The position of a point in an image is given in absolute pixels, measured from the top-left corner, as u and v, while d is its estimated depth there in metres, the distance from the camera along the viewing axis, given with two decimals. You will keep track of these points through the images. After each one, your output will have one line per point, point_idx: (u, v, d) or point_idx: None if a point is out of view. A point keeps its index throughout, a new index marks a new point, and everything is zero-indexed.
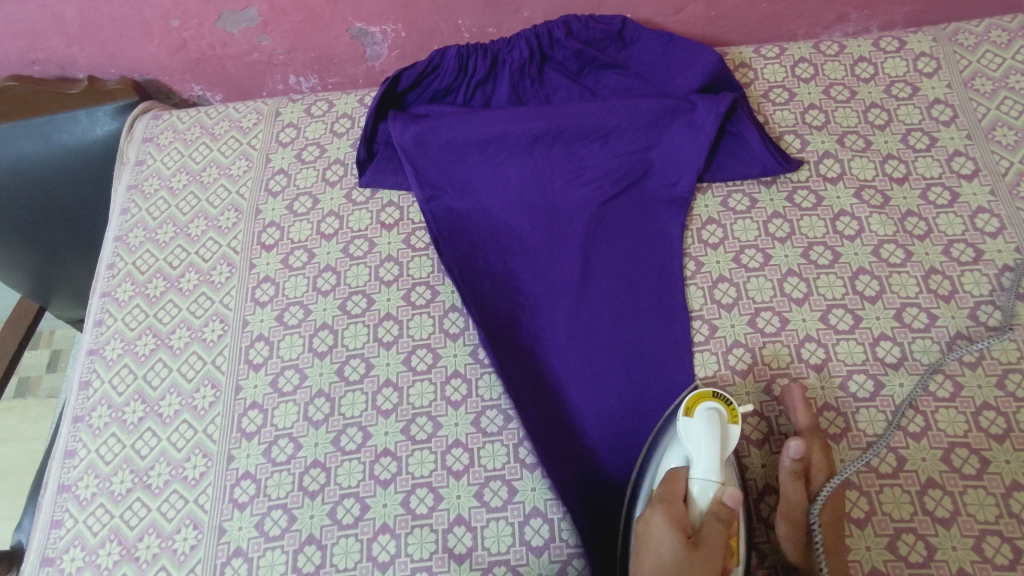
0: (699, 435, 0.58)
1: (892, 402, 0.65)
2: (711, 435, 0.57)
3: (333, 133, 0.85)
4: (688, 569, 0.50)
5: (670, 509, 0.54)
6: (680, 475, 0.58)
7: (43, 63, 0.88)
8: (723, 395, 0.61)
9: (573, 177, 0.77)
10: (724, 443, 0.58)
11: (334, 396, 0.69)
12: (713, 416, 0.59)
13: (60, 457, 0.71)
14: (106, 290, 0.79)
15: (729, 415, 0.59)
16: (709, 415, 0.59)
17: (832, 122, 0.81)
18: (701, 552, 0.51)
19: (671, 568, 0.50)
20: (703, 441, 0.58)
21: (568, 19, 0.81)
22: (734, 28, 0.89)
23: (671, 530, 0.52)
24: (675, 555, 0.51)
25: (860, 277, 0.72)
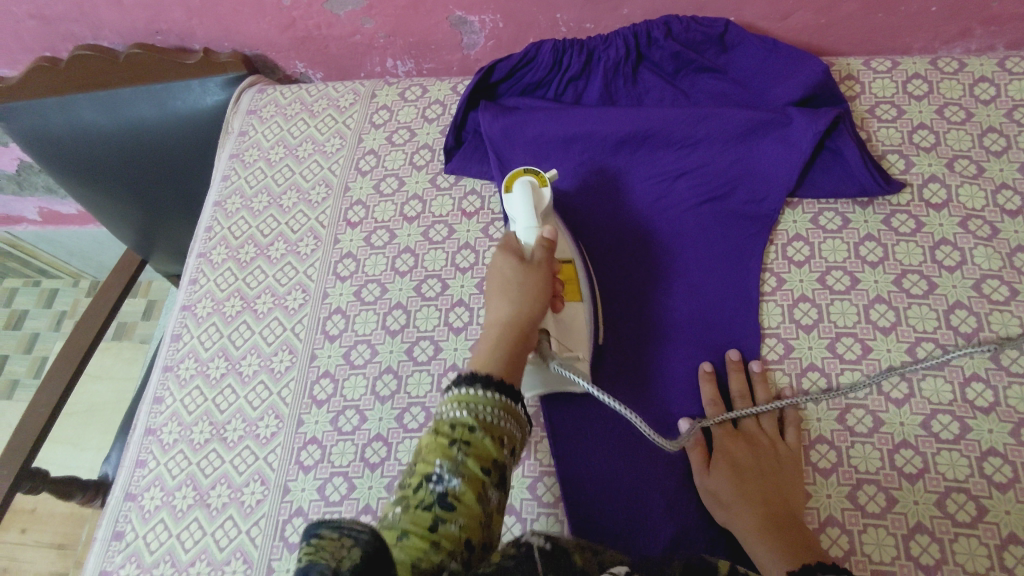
0: (521, 204, 0.67)
1: (978, 447, 0.62)
2: (525, 197, 0.68)
3: (424, 118, 0.87)
4: (522, 291, 0.57)
5: (504, 249, 0.62)
6: (511, 234, 0.66)
7: (165, 33, 0.94)
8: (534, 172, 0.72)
9: (654, 183, 0.76)
10: (540, 200, 0.69)
11: (402, 373, 0.72)
12: (527, 185, 0.69)
13: (150, 401, 0.76)
14: (202, 251, 0.84)
15: (539, 179, 0.70)
16: (523, 187, 0.68)
17: (943, 144, 0.76)
18: (533, 270, 0.60)
19: (513, 288, 0.58)
20: (523, 205, 0.67)
21: (669, 19, 0.79)
22: (843, 38, 0.86)
23: (508, 261, 0.60)
24: (513, 283, 0.58)
25: (956, 311, 0.68)
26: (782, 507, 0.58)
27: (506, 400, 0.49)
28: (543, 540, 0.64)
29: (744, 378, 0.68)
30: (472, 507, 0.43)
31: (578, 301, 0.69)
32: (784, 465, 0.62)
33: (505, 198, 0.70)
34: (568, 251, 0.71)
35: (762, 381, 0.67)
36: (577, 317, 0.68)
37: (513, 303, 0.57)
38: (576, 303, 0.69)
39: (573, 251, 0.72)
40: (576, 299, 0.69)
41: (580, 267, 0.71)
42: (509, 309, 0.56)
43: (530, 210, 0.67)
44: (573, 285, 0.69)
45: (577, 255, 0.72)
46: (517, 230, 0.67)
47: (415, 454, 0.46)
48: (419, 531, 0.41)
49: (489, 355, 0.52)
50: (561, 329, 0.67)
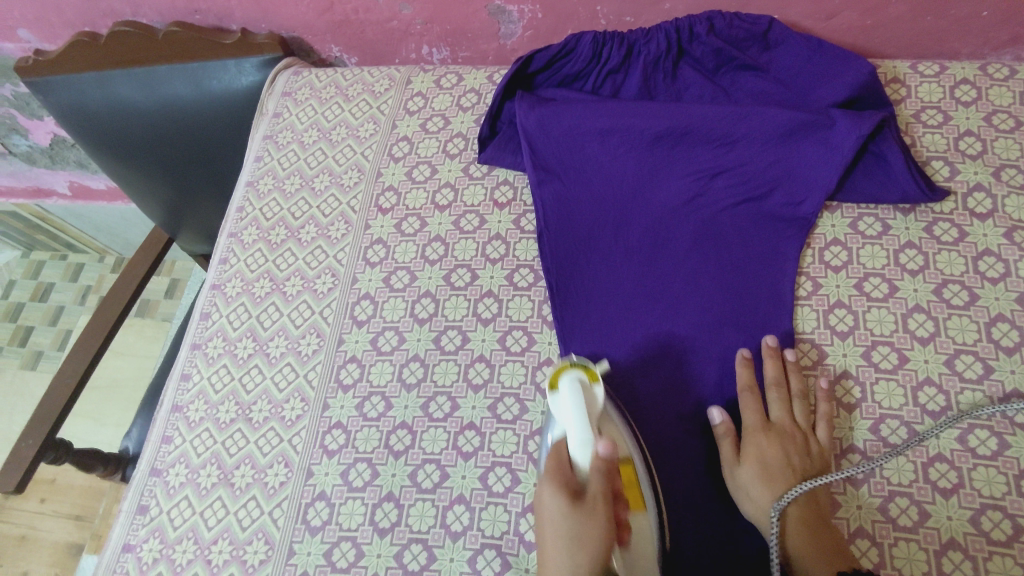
0: (571, 404, 0.59)
1: (1016, 465, 0.60)
2: (578, 400, 0.59)
3: (459, 107, 0.86)
4: (580, 540, 0.52)
5: (555, 482, 0.56)
6: (563, 449, 0.58)
7: (204, 12, 0.94)
8: (582, 361, 0.63)
9: (691, 180, 0.75)
10: (592, 400, 0.60)
11: (429, 362, 0.71)
12: (575, 381, 0.60)
13: (177, 377, 0.76)
14: (233, 231, 0.84)
15: (587, 373, 0.61)
16: (572, 381, 0.60)
17: (990, 152, 0.74)
18: (591, 516, 0.53)
19: (564, 540, 0.52)
20: (574, 412, 0.58)
21: (712, 14, 0.78)
22: (889, 40, 0.84)
23: (557, 497, 0.54)
24: (569, 540, 0.52)
25: (998, 324, 0.66)
26: (815, 511, 0.59)
27: None
28: None
29: (779, 367, 0.66)
30: None
31: (643, 512, 0.58)
32: (814, 464, 0.62)
33: (551, 398, 0.61)
34: (627, 451, 0.61)
35: (795, 372, 0.66)
36: (644, 534, 0.58)
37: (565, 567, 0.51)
38: (642, 516, 0.58)
39: (630, 445, 0.61)
40: (642, 512, 0.58)
41: (639, 466, 0.60)
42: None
43: (585, 420, 0.58)
44: (636, 494, 0.59)
45: (635, 450, 0.61)
46: (568, 445, 0.58)
47: None
48: None
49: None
50: (629, 561, 0.56)
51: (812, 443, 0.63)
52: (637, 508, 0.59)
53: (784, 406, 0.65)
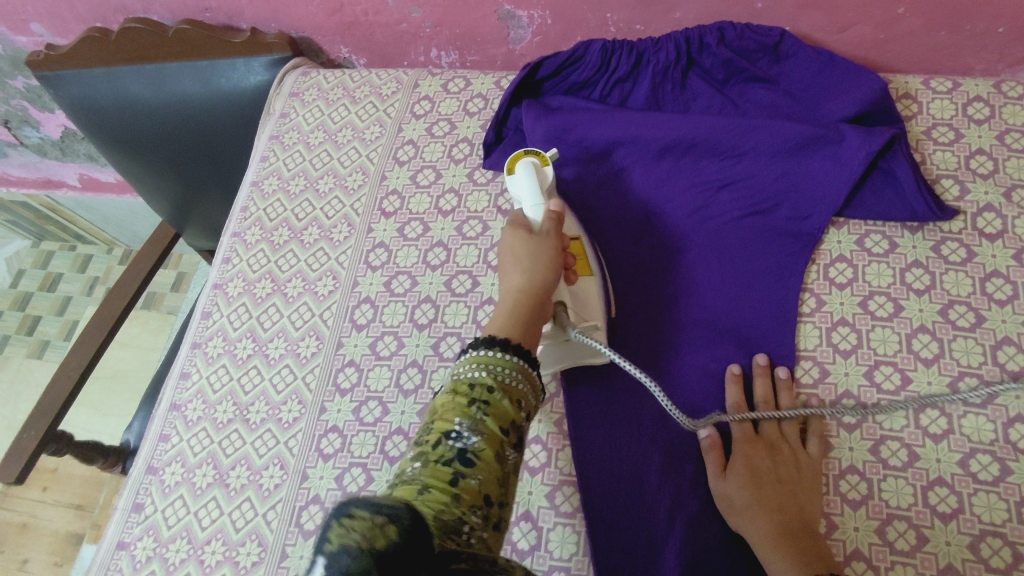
0: (526, 182, 0.66)
1: (1018, 491, 0.59)
2: (532, 176, 0.66)
3: (465, 112, 0.86)
4: (532, 259, 0.58)
5: (512, 224, 0.62)
6: (518, 212, 0.65)
7: (215, 11, 0.94)
8: (535, 150, 0.71)
9: (697, 192, 0.74)
10: (546, 178, 0.67)
11: (427, 368, 0.71)
12: (531, 164, 0.67)
13: (176, 376, 0.77)
14: (237, 231, 0.85)
15: (540, 158, 0.69)
16: (526, 165, 0.67)
17: (1002, 171, 0.73)
18: (546, 241, 0.59)
19: (525, 258, 0.58)
20: (529, 188, 0.65)
21: (723, 25, 0.77)
22: (902, 55, 0.83)
23: (516, 233, 0.61)
24: (526, 258, 0.58)
25: (1004, 347, 0.65)
26: (797, 518, 0.58)
27: (523, 365, 0.50)
28: (560, 549, 0.63)
29: (770, 383, 0.66)
30: (490, 467, 0.45)
31: (590, 274, 0.69)
32: (803, 477, 0.61)
33: (510, 179, 0.68)
34: (574, 230, 0.71)
35: (787, 387, 0.66)
36: (591, 288, 0.68)
37: (528, 271, 0.57)
38: (590, 278, 0.69)
39: (579, 228, 0.72)
40: (588, 274, 0.69)
41: (588, 245, 0.72)
42: (523, 276, 0.57)
43: (536, 188, 0.65)
44: (584, 260, 0.69)
45: (584, 234, 0.72)
46: (524, 209, 0.65)
47: (429, 415, 0.48)
48: (440, 486, 0.42)
49: (506, 321, 0.53)
50: (579, 304, 0.67)
51: (801, 457, 0.62)
52: (586, 272, 0.69)
53: (774, 422, 0.65)
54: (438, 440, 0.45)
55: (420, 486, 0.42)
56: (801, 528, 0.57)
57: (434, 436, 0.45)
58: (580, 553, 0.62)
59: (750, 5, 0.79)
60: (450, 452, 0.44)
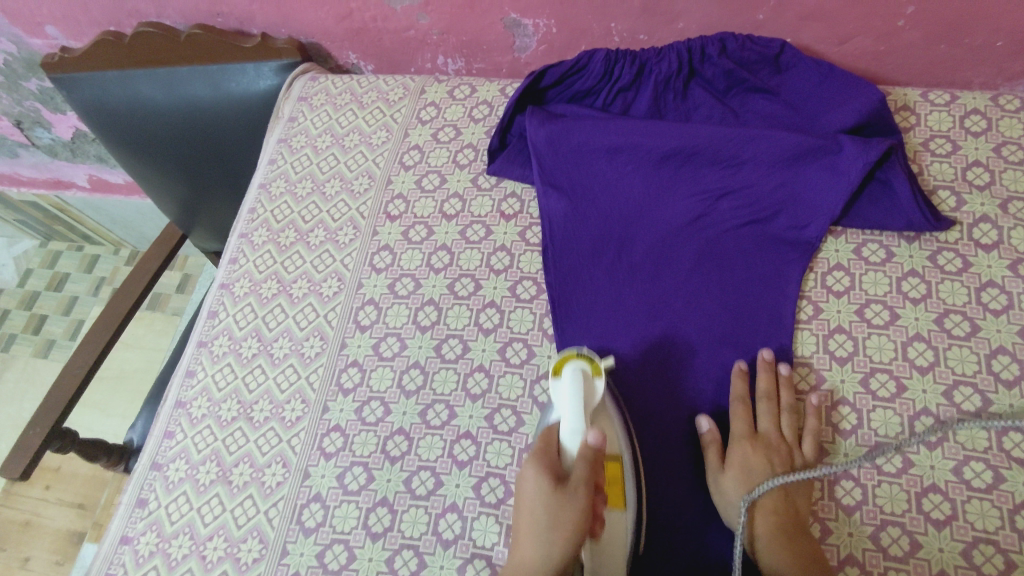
0: (570, 392, 0.60)
1: (1011, 499, 0.60)
2: (577, 392, 0.60)
3: (470, 118, 0.87)
4: (555, 518, 0.53)
5: (539, 463, 0.57)
6: (555, 434, 0.60)
7: (226, 16, 0.96)
8: (587, 354, 0.65)
9: (697, 200, 0.75)
10: (590, 397, 0.62)
11: (429, 370, 0.72)
12: (577, 371, 0.62)
13: (182, 374, 0.78)
14: (244, 232, 0.86)
15: (591, 367, 0.63)
16: (574, 372, 0.62)
17: (999, 183, 0.74)
18: (568, 499, 0.54)
19: (543, 521, 0.54)
20: (570, 403, 0.60)
21: (724, 36, 0.79)
22: (901, 67, 0.84)
23: (537, 478, 0.56)
24: (542, 527, 0.53)
25: (998, 357, 0.66)
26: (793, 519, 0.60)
27: None
28: None
29: (772, 380, 0.67)
30: None
31: (622, 508, 0.60)
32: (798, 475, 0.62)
33: (555, 383, 0.63)
34: (616, 447, 0.62)
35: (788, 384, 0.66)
36: (618, 528, 0.60)
37: (540, 538, 0.53)
38: (621, 515, 0.60)
39: (620, 443, 0.63)
40: (620, 508, 0.60)
41: (627, 467, 0.62)
42: (537, 552, 0.53)
43: (580, 411, 0.59)
44: (617, 492, 0.61)
45: (625, 449, 0.63)
46: (562, 427, 0.59)
47: None
48: None
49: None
50: (597, 560, 0.59)
51: (797, 456, 0.64)
52: (617, 505, 0.60)
53: (774, 418, 0.65)
54: None
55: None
56: (797, 528, 0.59)
57: None
58: None
59: (751, 16, 0.80)
60: None
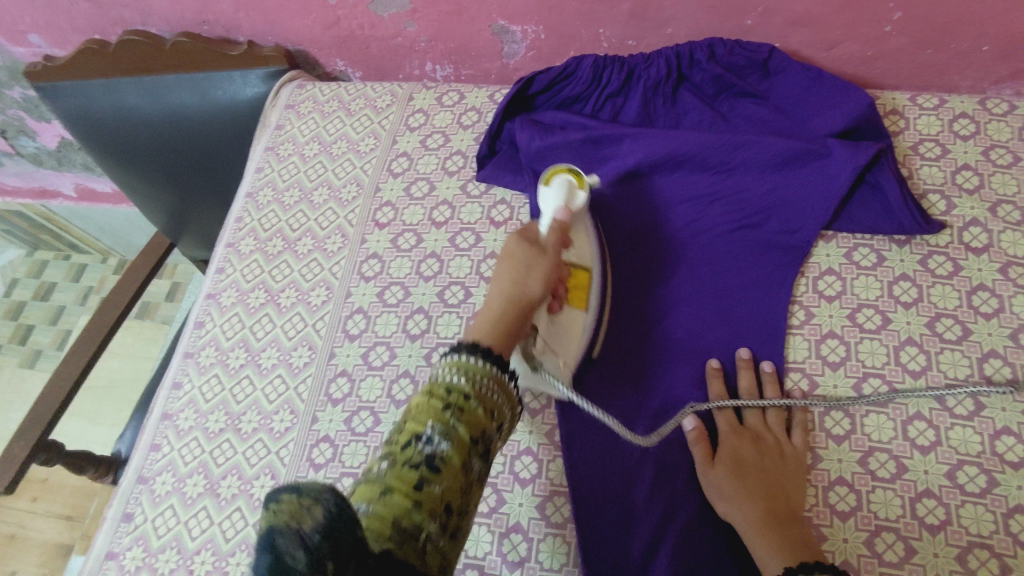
0: (550, 200, 0.68)
1: (1005, 503, 0.60)
2: (559, 193, 0.67)
3: (459, 125, 0.87)
4: (526, 268, 0.56)
5: (518, 233, 0.61)
6: (534, 224, 0.64)
7: (212, 23, 0.95)
8: (575, 172, 0.72)
9: (688, 205, 0.75)
10: (573, 202, 0.68)
11: (419, 378, 0.71)
12: (564, 182, 0.69)
13: (169, 386, 0.77)
14: (231, 241, 0.85)
15: (576, 179, 0.70)
16: (561, 184, 0.68)
17: (987, 186, 0.74)
18: (543, 255, 0.58)
19: (519, 264, 0.57)
20: (551, 204, 0.67)
21: (713, 42, 0.78)
22: (889, 72, 0.84)
23: (516, 240, 0.59)
24: (519, 267, 0.56)
25: (990, 360, 0.66)
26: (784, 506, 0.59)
27: (501, 374, 0.48)
28: (551, 559, 0.63)
29: (754, 376, 0.68)
30: (456, 473, 0.43)
31: (581, 309, 0.66)
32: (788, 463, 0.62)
33: (541, 189, 0.70)
34: (587, 257, 0.68)
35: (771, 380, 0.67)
36: (578, 324, 0.66)
37: (519, 281, 0.55)
38: (580, 313, 0.66)
39: (592, 259, 0.69)
40: (580, 308, 0.66)
41: (596, 276, 0.68)
42: (510, 285, 0.55)
43: (557, 205, 0.66)
44: (581, 293, 0.66)
45: (597, 263, 0.69)
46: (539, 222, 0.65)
47: (402, 417, 0.45)
48: (403, 490, 0.40)
49: (488, 327, 0.51)
50: (553, 328, 0.64)
51: (786, 445, 0.64)
52: (580, 305, 0.66)
53: (758, 413, 0.66)
54: (406, 443, 0.43)
55: (382, 490, 0.40)
56: (788, 512, 0.58)
57: (400, 444, 0.43)
58: (570, 563, 0.62)
59: (739, 21, 0.80)
60: (421, 458, 0.42)
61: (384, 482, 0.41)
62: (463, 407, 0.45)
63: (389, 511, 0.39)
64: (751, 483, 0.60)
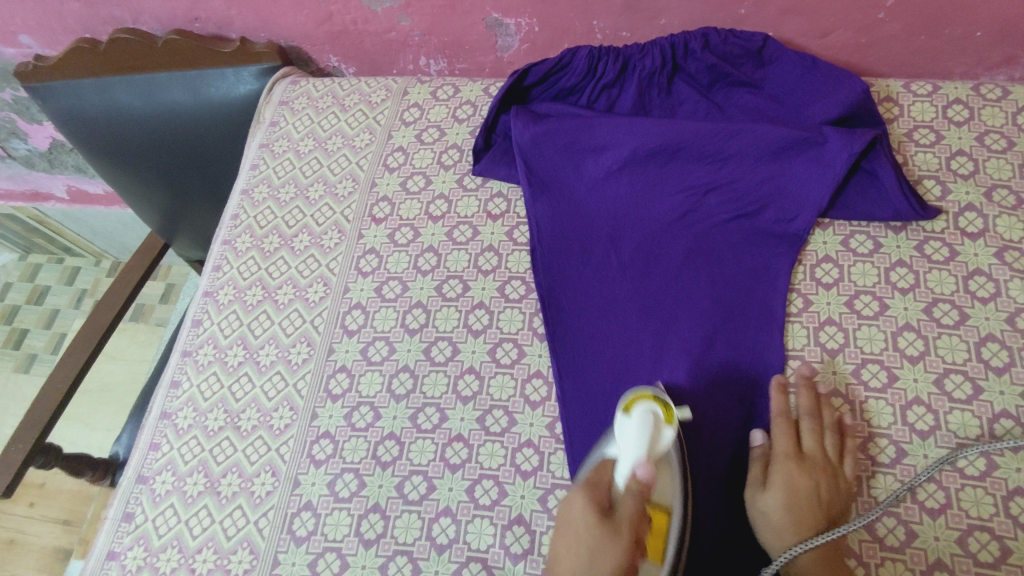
0: (630, 431, 0.56)
1: (1004, 485, 0.60)
2: (643, 429, 0.56)
3: (454, 118, 0.87)
4: (591, 552, 0.50)
5: (588, 489, 0.55)
6: (606, 472, 0.56)
7: (204, 20, 0.95)
8: (664, 398, 0.59)
9: (685, 196, 0.75)
10: (657, 444, 0.56)
11: (418, 373, 0.71)
12: (649, 413, 0.57)
13: (167, 384, 0.76)
14: (227, 238, 0.85)
15: (665, 416, 0.57)
16: (643, 413, 0.56)
17: (982, 172, 0.75)
18: (613, 542, 0.51)
19: (582, 552, 0.51)
20: (633, 438, 0.55)
21: (707, 31, 0.78)
22: (883, 59, 0.84)
23: (584, 504, 0.54)
24: (583, 556, 0.51)
25: (987, 344, 0.66)
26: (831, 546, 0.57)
27: None
28: None
29: (814, 399, 0.64)
30: None
31: (659, 564, 0.52)
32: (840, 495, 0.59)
33: (619, 416, 0.58)
34: (667, 498, 0.56)
35: (808, 387, 0.65)
36: None
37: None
38: (655, 568, 0.52)
39: (676, 500, 0.55)
40: (657, 563, 0.52)
41: (677, 519, 0.55)
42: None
43: (642, 447, 0.55)
44: (658, 544, 0.53)
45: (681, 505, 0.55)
46: (617, 466, 0.56)
47: None
48: None
49: None
50: None
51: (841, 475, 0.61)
52: (654, 557, 0.53)
53: (818, 436, 0.62)
54: None
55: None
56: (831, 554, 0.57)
57: None
58: None
59: (734, 10, 0.80)
60: None
61: None
62: None
63: None
64: (801, 519, 0.58)
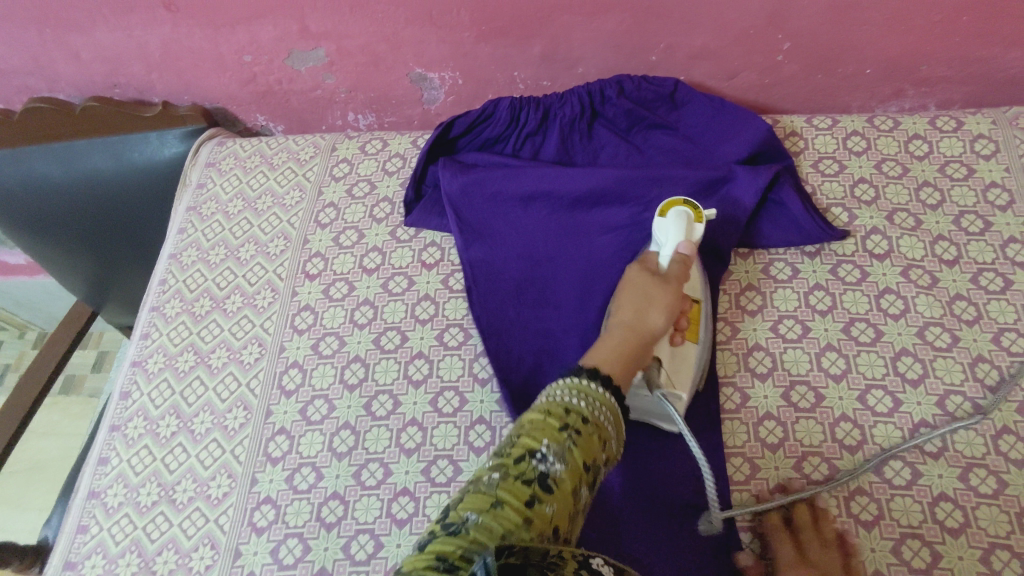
0: (669, 231, 0.64)
1: (929, 492, 0.63)
2: (677, 227, 0.64)
3: (385, 171, 0.88)
4: (650, 294, 0.60)
5: (639, 266, 0.64)
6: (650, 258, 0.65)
7: (124, 86, 0.94)
8: (693, 202, 0.68)
9: (611, 234, 0.77)
10: (690, 235, 0.65)
11: (360, 429, 0.70)
12: (681, 214, 0.65)
13: (94, 462, 0.73)
14: (155, 305, 0.82)
15: (694, 212, 0.66)
16: (677, 216, 0.65)
17: (883, 197, 0.80)
18: (663, 284, 0.61)
19: (639, 295, 0.60)
20: (670, 236, 0.64)
21: (621, 78, 0.82)
22: (786, 97, 0.90)
23: (640, 275, 0.62)
24: (640, 297, 0.60)
25: (902, 358, 0.70)
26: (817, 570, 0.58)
27: (616, 410, 0.50)
28: None
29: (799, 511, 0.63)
30: (568, 496, 0.44)
31: (695, 342, 0.68)
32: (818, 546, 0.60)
33: (658, 220, 0.66)
34: (697, 293, 0.70)
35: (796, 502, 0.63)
36: (689, 355, 0.67)
37: (639, 310, 0.59)
38: (693, 345, 0.68)
39: (704, 291, 0.71)
40: (693, 343, 0.68)
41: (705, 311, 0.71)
42: (632, 314, 0.59)
43: (678, 242, 0.63)
44: (695, 326, 0.68)
45: (706, 295, 0.71)
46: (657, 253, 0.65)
47: (516, 429, 0.48)
48: (513, 505, 0.42)
49: (606, 354, 0.54)
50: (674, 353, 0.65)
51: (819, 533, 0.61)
52: (692, 339, 0.68)
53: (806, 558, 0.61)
54: (520, 456, 0.45)
55: (493, 502, 0.42)
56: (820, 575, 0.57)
57: (514, 456, 0.45)
58: None
59: (644, 58, 0.85)
60: (534, 472, 0.44)
61: (497, 493, 0.43)
62: (579, 431, 0.46)
63: (498, 525, 0.41)
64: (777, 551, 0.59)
